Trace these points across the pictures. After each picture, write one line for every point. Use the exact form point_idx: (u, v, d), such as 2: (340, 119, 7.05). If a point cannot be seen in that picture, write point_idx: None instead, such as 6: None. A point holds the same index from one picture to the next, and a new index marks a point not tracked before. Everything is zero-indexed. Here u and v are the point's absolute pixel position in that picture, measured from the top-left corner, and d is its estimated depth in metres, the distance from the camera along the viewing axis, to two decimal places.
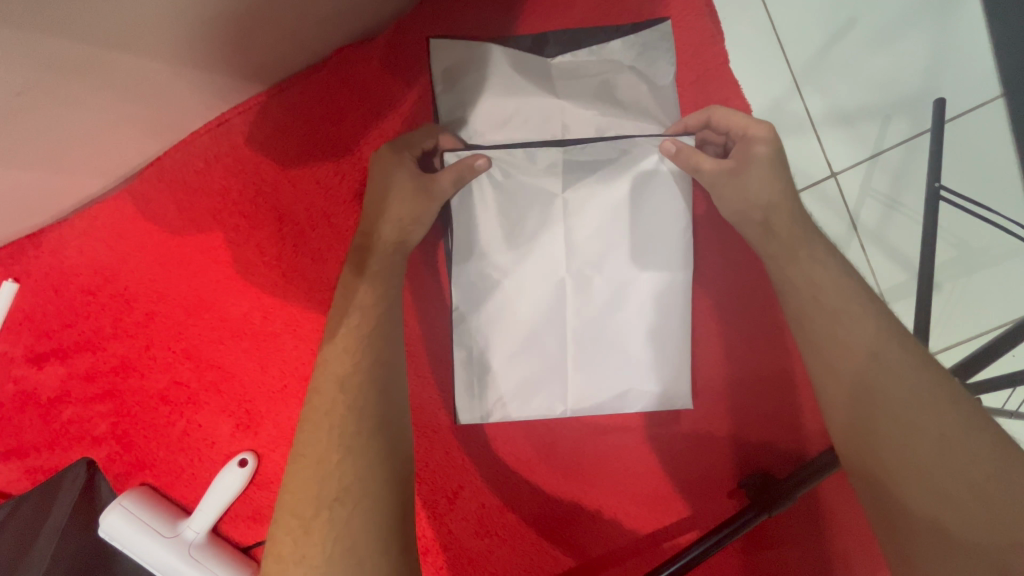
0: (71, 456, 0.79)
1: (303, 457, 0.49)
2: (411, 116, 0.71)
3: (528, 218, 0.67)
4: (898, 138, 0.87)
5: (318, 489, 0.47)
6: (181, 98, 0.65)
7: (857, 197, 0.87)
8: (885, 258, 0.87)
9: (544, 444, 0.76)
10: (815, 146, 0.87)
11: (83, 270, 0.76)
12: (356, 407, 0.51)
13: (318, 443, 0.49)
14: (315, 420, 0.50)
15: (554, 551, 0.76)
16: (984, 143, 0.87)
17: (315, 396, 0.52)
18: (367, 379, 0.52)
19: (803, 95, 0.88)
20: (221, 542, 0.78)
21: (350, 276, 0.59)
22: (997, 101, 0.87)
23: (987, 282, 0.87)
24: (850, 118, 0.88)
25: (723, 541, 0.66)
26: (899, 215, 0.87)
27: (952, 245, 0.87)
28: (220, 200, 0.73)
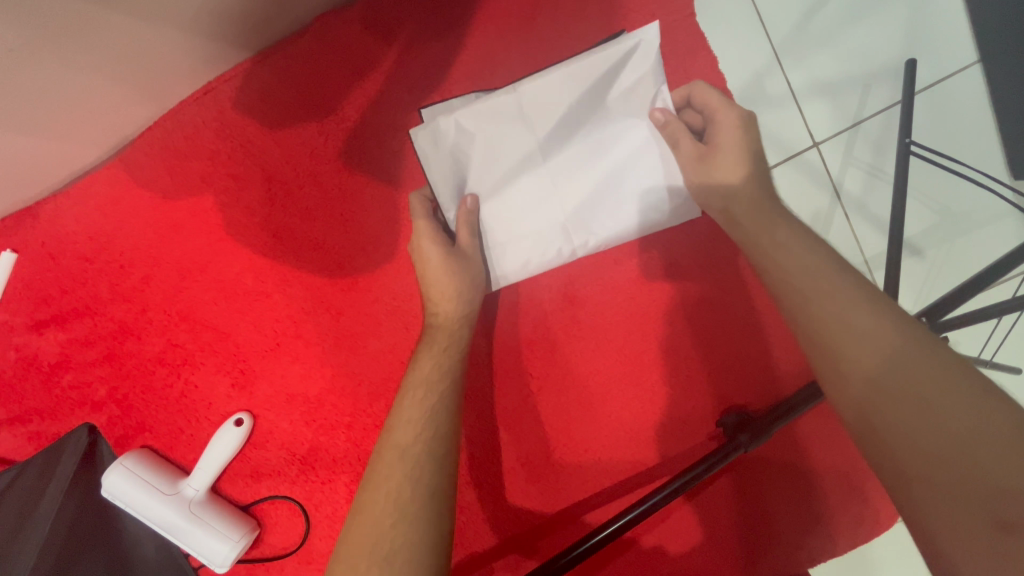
0: (74, 420, 0.82)
1: (361, 513, 0.55)
2: (391, 75, 0.73)
3: (494, 118, 0.63)
4: (877, 107, 0.90)
5: (419, 501, 0.55)
6: (173, 61, 0.67)
7: (838, 166, 0.90)
8: (867, 226, 0.90)
9: (529, 397, 0.78)
10: (795, 115, 0.90)
11: (80, 238, 0.79)
12: (439, 396, 0.63)
13: (391, 467, 0.58)
14: (375, 480, 0.57)
15: (543, 498, 0.78)
16: (949, 104, 0.90)
17: (398, 411, 0.63)
18: (426, 451, 0.59)
19: (783, 69, 0.90)
20: (219, 500, 0.81)
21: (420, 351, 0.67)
22: (975, 66, 0.89)
23: (968, 242, 0.90)
24: (830, 89, 0.90)
25: (703, 474, 0.69)
26: (880, 183, 0.90)
27: (934, 211, 0.90)
28: (209, 162, 0.75)
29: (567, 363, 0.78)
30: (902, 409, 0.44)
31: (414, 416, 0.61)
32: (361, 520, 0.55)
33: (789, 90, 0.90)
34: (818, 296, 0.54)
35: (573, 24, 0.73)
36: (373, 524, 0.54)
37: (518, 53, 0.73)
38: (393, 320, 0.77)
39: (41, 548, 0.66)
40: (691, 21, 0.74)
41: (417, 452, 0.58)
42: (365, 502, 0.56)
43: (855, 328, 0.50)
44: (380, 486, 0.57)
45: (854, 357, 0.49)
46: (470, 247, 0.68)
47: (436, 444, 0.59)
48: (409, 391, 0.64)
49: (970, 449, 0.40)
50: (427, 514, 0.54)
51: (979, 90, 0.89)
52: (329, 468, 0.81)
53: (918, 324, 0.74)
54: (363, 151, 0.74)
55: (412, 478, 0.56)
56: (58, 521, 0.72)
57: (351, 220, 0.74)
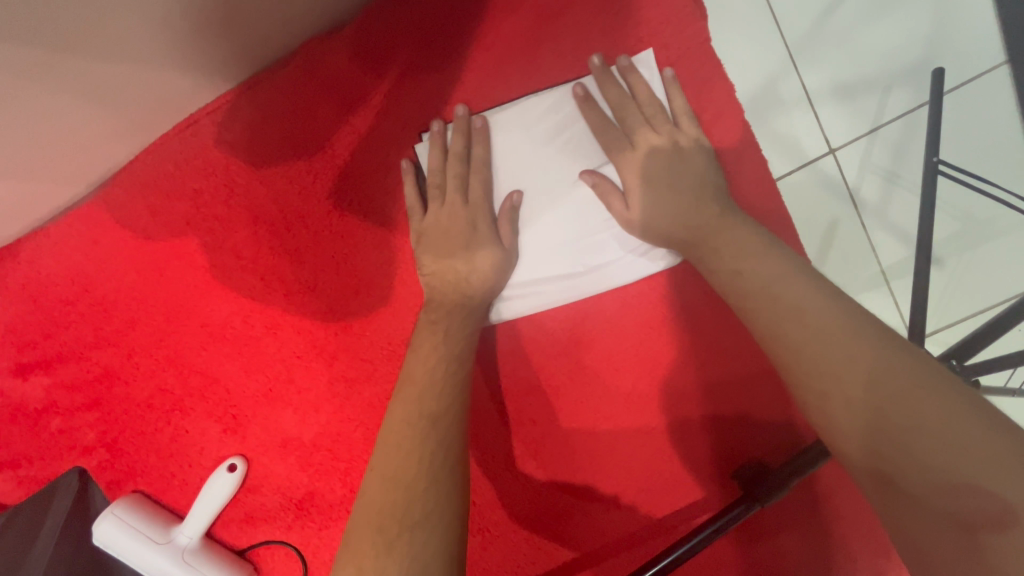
0: (64, 466, 0.79)
1: (378, 471, 0.53)
2: (384, 109, 0.68)
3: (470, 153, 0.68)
4: (898, 111, 0.84)
5: (439, 451, 0.53)
6: (146, 98, 0.63)
7: (856, 173, 0.84)
8: (886, 236, 0.85)
9: (533, 444, 0.74)
10: (811, 120, 0.84)
11: (61, 279, 0.75)
12: (446, 348, 0.61)
13: (409, 424, 0.55)
14: (390, 446, 0.54)
15: (548, 546, 0.74)
16: (978, 118, 0.84)
17: (411, 360, 0.61)
18: (447, 411, 0.56)
19: (799, 70, 0.84)
20: (215, 546, 0.78)
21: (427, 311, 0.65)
22: (1002, 67, 0.83)
23: (995, 253, 0.85)
24: (850, 93, 0.84)
25: (718, 531, 0.66)
26: (900, 190, 0.84)
27: (955, 219, 0.85)
28: (193, 202, 0.71)
29: (572, 409, 0.74)
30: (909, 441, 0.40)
31: (419, 381, 0.58)
32: (372, 492, 0.52)
33: (804, 94, 0.85)
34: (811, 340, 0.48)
35: (578, 50, 0.68)
36: (396, 490, 0.51)
37: (517, 82, 0.68)
38: (388, 364, 0.73)
39: None
40: (706, 43, 0.68)
41: (432, 411, 0.56)
42: (376, 474, 0.52)
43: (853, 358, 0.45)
44: (392, 448, 0.54)
45: (845, 397, 0.44)
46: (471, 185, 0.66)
47: (448, 384, 0.58)
48: (418, 344, 0.62)
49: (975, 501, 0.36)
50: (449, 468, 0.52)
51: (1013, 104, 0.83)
52: (327, 513, 0.78)
53: (948, 366, 0.70)
54: (353, 190, 0.69)
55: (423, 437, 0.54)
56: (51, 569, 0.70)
57: (342, 262, 0.70)
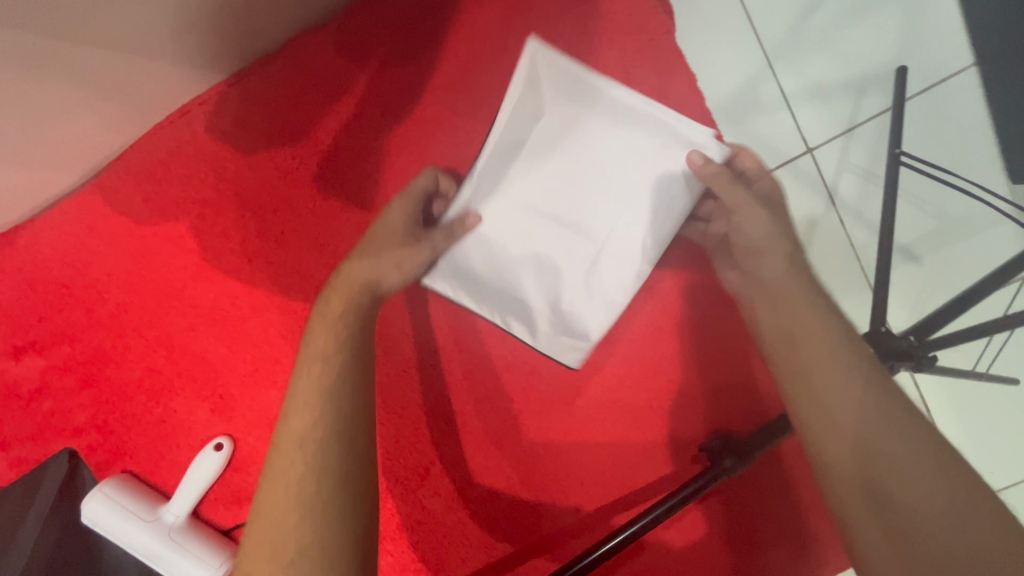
0: (54, 447, 0.81)
1: (279, 451, 0.51)
2: (366, 98, 0.72)
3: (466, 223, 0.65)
4: (873, 111, 0.88)
5: (332, 420, 0.51)
6: (140, 89, 0.67)
7: (835, 172, 0.88)
8: (865, 232, 0.88)
9: (511, 420, 0.79)
10: (790, 122, 0.88)
11: (56, 264, 0.78)
12: (344, 341, 0.56)
13: (307, 398, 0.52)
14: (293, 415, 0.52)
15: (526, 521, 0.79)
16: (942, 114, 0.88)
17: (303, 365, 0.55)
18: (347, 380, 0.53)
19: (776, 75, 0.88)
20: (201, 525, 0.80)
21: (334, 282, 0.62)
22: (970, 69, 0.87)
23: (968, 249, 0.88)
24: (825, 95, 0.88)
25: (684, 501, 0.68)
26: (877, 188, 0.88)
27: (932, 216, 0.89)
28: (184, 188, 0.75)
29: (545, 388, 0.79)
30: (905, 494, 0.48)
31: (310, 402, 0.52)
32: (273, 481, 0.50)
33: (782, 96, 0.89)
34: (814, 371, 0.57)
35: (553, 44, 0.71)
36: (294, 462, 0.49)
37: (493, 75, 0.71)
38: None
39: None
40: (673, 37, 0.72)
41: (330, 379, 0.53)
42: (274, 459, 0.50)
43: (882, 418, 0.52)
44: (288, 424, 0.52)
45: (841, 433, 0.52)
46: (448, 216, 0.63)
47: (348, 406, 0.52)
48: (310, 352, 0.56)
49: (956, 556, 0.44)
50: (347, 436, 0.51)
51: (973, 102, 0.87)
52: None
53: (907, 343, 0.72)
54: (337, 175, 0.73)
55: (322, 464, 0.49)
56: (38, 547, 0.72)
57: (326, 245, 0.74)
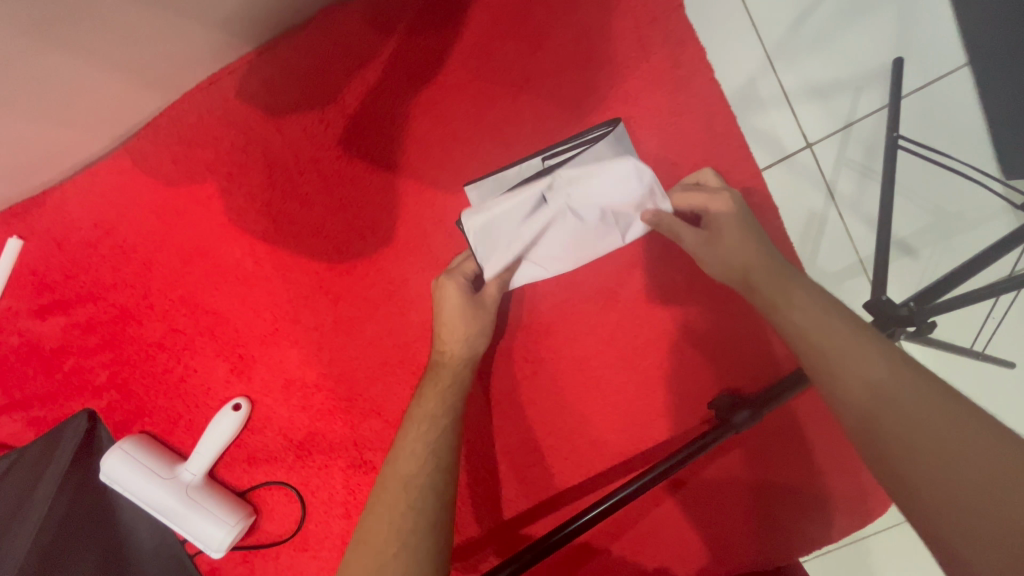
0: (75, 406, 0.83)
1: (366, 542, 0.58)
2: (391, 64, 0.75)
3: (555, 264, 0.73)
4: (870, 107, 0.91)
5: (416, 518, 0.58)
6: (176, 51, 0.69)
7: (833, 166, 0.92)
8: (863, 225, 0.92)
9: (522, 380, 0.80)
10: (789, 117, 0.92)
11: (84, 224, 0.80)
12: (436, 444, 0.64)
13: (395, 497, 0.60)
14: (378, 511, 0.60)
15: (537, 479, 0.80)
16: (941, 105, 0.91)
17: (409, 422, 0.66)
18: (428, 484, 0.61)
19: (775, 71, 0.92)
20: (216, 485, 0.81)
21: (424, 388, 0.69)
22: (964, 68, 0.91)
23: (963, 244, 0.91)
24: (824, 91, 0.92)
25: (695, 454, 0.68)
26: (873, 182, 0.91)
27: (929, 212, 0.92)
28: (213, 151, 0.77)
29: (561, 348, 0.79)
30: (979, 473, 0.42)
31: (416, 454, 0.63)
32: (354, 559, 0.57)
33: (782, 92, 0.92)
34: (839, 351, 0.54)
35: (569, 18, 0.75)
36: (376, 548, 0.57)
37: (512, 46, 0.75)
38: (390, 304, 0.78)
39: (36, 535, 0.67)
40: (681, 11, 0.75)
41: (420, 482, 0.61)
42: (360, 540, 0.58)
43: (894, 387, 0.49)
44: (380, 517, 0.59)
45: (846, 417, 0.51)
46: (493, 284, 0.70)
47: (445, 459, 0.63)
48: (417, 413, 0.67)
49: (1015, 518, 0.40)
50: (427, 543, 0.57)
51: (970, 90, 0.90)
52: (325, 453, 0.81)
53: (906, 309, 0.74)
54: (362, 140, 0.76)
55: (415, 507, 0.59)
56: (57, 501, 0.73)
57: (350, 205, 0.76)
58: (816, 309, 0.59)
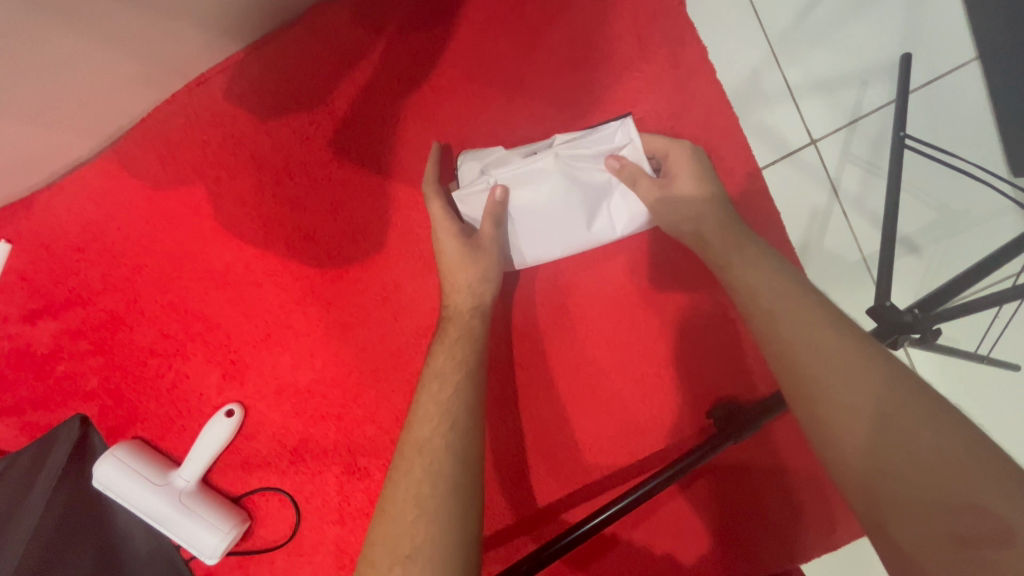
0: (66, 411, 0.82)
1: (387, 511, 0.55)
2: (383, 63, 0.73)
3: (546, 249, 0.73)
4: (875, 103, 0.89)
5: (436, 480, 0.55)
6: (164, 51, 0.68)
7: (837, 163, 0.89)
8: (867, 223, 0.89)
9: (520, 388, 0.77)
10: (792, 113, 0.89)
11: (73, 228, 0.79)
12: (453, 400, 0.61)
13: (412, 464, 0.57)
14: (398, 478, 0.57)
15: (530, 487, 0.77)
16: (949, 100, 0.88)
17: (426, 382, 0.64)
18: (445, 444, 0.58)
19: (779, 65, 0.89)
20: (209, 491, 0.81)
21: (437, 347, 0.67)
22: (973, 62, 0.88)
23: (968, 241, 0.89)
24: (828, 86, 0.89)
25: (692, 464, 0.67)
26: (877, 179, 0.89)
27: (932, 208, 0.90)
28: (202, 153, 0.76)
29: (557, 353, 0.77)
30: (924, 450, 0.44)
31: (432, 414, 0.61)
32: (379, 530, 0.54)
33: (785, 88, 0.89)
34: (846, 364, 0.51)
35: (568, 16, 0.73)
36: (402, 510, 0.54)
37: (507, 46, 0.73)
38: (383, 310, 0.76)
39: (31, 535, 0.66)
40: (681, 10, 0.73)
41: (436, 445, 0.58)
42: (382, 510, 0.56)
43: (840, 364, 0.51)
44: (399, 484, 0.56)
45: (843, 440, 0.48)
46: (491, 236, 0.68)
47: (464, 413, 0.60)
48: (433, 372, 0.64)
49: (951, 489, 0.42)
50: (450, 498, 0.54)
51: (978, 86, 0.88)
52: (319, 459, 0.81)
53: (909, 316, 0.73)
54: (354, 142, 0.74)
55: (433, 470, 0.56)
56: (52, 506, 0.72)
57: (340, 210, 0.75)
58: (768, 277, 0.61)
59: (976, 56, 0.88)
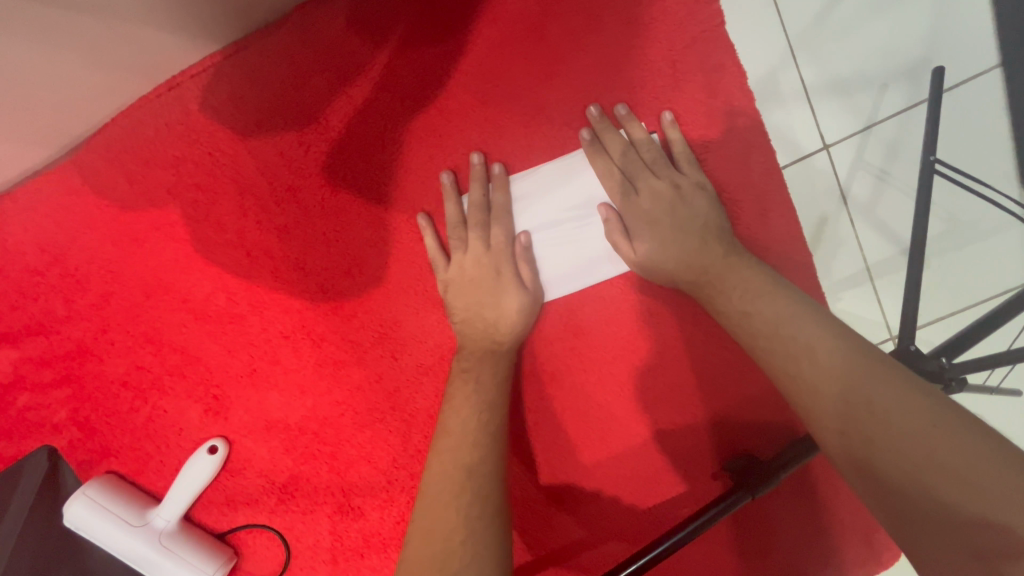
0: (31, 445, 0.75)
1: (427, 529, 0.51)
2: (381, 80, 0.65)
3: (565, 282, 0.68)
4: (894, 109, 0.73)
5: (478, 503, 0.52)
6: (128, 58, 0.59)
7: (847, 170, 0.73)
8: (875, 235, 0.74)
9: (524, 431, 0.72)
10: (805, 118, 0.73)
11: (30, 248, 0.71)
12: (490, 423, 0.59)
13: (455, 480, 0.54)
14: (433, 493, 0.54)
15: (535, 533, 0.73)
16: (966, 113, 0.74)
17: (447, 414, 0.60)
18: (490, 469, 0.55)
19: (797, 64, 0.73)
20: (193, 528, 0.75)
21: (460, 377, 0.63)
22: (995, 70, 0.73)
23: (977, 256, 0.76)
24: (847, 88, 0.73)
25: (708, 523, 0.63)
26: (891, 190, 0.73)
27: (939, 220, 0.76)
28: (175, 172, 0.68)
29: (564, 397, 0.71)
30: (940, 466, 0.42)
31: (450, 473, 0.55)
32: (416, 542, 0.51)
33: (800, 88, 0.73)
34: None
35: (590, 31, 0.65)
36: (442, 515, 0.52)
37: (522, 63, 0.65)
38: (381, 347, 0.70)
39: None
40: (721, 30, 0.65)
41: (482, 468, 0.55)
42: (421, 523, 0.52)
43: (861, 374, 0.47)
44: (435, 499, 0.53)
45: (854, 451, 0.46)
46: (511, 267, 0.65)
47: (482, 433, 0.58)
48: (460, 401, 0.60)
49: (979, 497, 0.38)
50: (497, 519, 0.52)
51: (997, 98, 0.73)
52: (311, 498, 0.75)
53: (936, 364, 0.66)
54: (349, 166, 0.66)
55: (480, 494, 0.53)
56: (22, 545, 0.67)
57: (335, 239, 0.68)
58: (754, 285, 0.57)
59: (998, 63, 0.73)
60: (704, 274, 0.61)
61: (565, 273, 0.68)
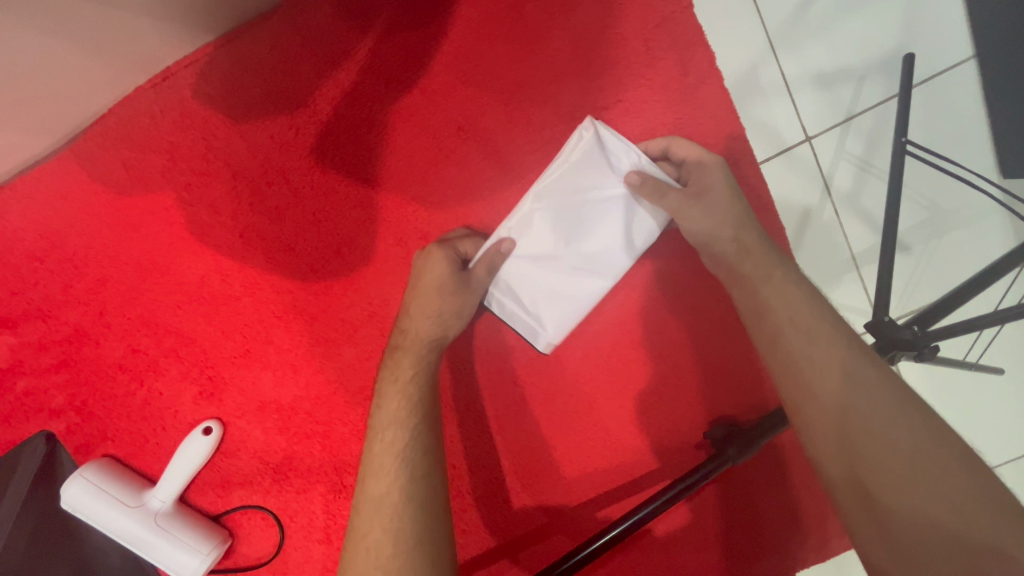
0: (28, 429, 0.76)
1: (364, 528, 0.54)
2: (367, 66, 0.68)
3: (571, 308, 0.66)
4: (872, 101, 0.76)
5: (410, 486, 0.56)
6: (128, 48, 0.62)
7: (830, 161, 0.76)
8: (861, 226, 0.76)
9: (513, 405, 0.74)
10: (785, 107, 0.75)
11: (29, 235, 0.73)
12: (416, 403, 0.61)
13: (384, 465, 0.57)
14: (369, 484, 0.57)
15: (526, 507, 0.75)
16: (944, 102, 0.76)
17: (379, 409, 0.61)
18: (414, 445, 0.58)
19: (777, 58, 0.75)
20: (188, 509, 0.76)
21: (390, 372, 0.63)
22: (969, 62, 0.75)
23: (957, 241, 0.78)
24: (827, 81, 0.76)
25: (682, 493, 0.64)
26: (873, 179, 0.76)
27: (922, 207, 0.78)
28: (169, 157, 0.70)
29: (551, 371, 0.74)
30: (871, 437, 0.46)
31: (387, 464, 0.57)
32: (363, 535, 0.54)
33: (782, 81, 0.76)
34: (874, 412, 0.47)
35: (568, 17, 0.68)
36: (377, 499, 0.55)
37: (503, 49, 0.68)
38: (371, 326, 0.72)
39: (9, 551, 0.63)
40: (689, 11, 0.68)
41: (402, 447, 0.58)
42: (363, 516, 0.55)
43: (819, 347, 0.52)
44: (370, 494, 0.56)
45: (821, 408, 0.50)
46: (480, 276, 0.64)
47: (405, 410, 0.60)
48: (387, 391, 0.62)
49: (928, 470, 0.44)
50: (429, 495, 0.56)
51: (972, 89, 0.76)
52: (304, 477, 0.77)
53: (909, 332, 0.64)
54: (337, 148, 0.69)
55: (409, 477, 0.56)
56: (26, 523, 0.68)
57: (324, 219, 0.70)
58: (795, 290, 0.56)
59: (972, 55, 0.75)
60: (743, 249, 0.60)
61: (572, 299, 0.65)
